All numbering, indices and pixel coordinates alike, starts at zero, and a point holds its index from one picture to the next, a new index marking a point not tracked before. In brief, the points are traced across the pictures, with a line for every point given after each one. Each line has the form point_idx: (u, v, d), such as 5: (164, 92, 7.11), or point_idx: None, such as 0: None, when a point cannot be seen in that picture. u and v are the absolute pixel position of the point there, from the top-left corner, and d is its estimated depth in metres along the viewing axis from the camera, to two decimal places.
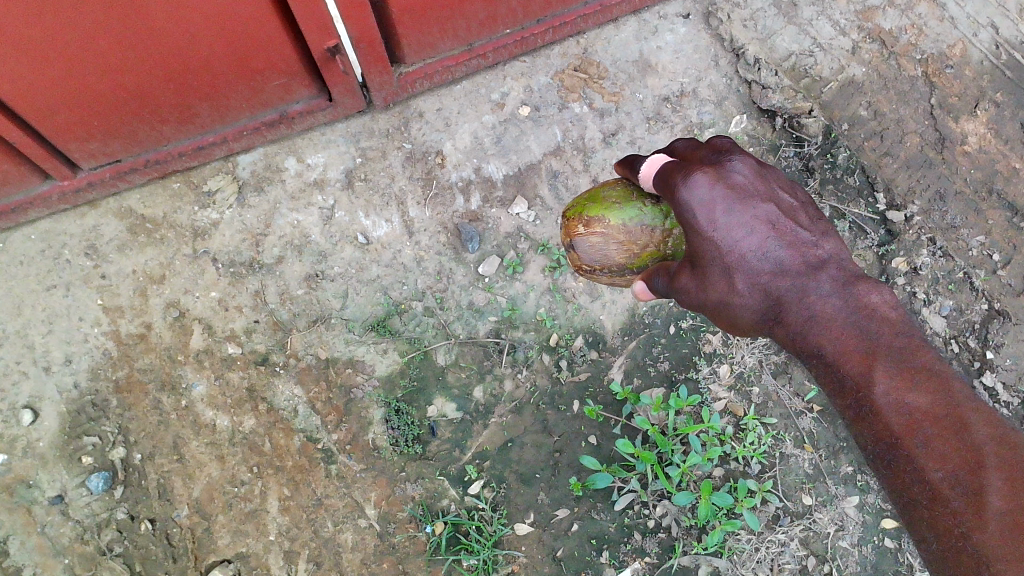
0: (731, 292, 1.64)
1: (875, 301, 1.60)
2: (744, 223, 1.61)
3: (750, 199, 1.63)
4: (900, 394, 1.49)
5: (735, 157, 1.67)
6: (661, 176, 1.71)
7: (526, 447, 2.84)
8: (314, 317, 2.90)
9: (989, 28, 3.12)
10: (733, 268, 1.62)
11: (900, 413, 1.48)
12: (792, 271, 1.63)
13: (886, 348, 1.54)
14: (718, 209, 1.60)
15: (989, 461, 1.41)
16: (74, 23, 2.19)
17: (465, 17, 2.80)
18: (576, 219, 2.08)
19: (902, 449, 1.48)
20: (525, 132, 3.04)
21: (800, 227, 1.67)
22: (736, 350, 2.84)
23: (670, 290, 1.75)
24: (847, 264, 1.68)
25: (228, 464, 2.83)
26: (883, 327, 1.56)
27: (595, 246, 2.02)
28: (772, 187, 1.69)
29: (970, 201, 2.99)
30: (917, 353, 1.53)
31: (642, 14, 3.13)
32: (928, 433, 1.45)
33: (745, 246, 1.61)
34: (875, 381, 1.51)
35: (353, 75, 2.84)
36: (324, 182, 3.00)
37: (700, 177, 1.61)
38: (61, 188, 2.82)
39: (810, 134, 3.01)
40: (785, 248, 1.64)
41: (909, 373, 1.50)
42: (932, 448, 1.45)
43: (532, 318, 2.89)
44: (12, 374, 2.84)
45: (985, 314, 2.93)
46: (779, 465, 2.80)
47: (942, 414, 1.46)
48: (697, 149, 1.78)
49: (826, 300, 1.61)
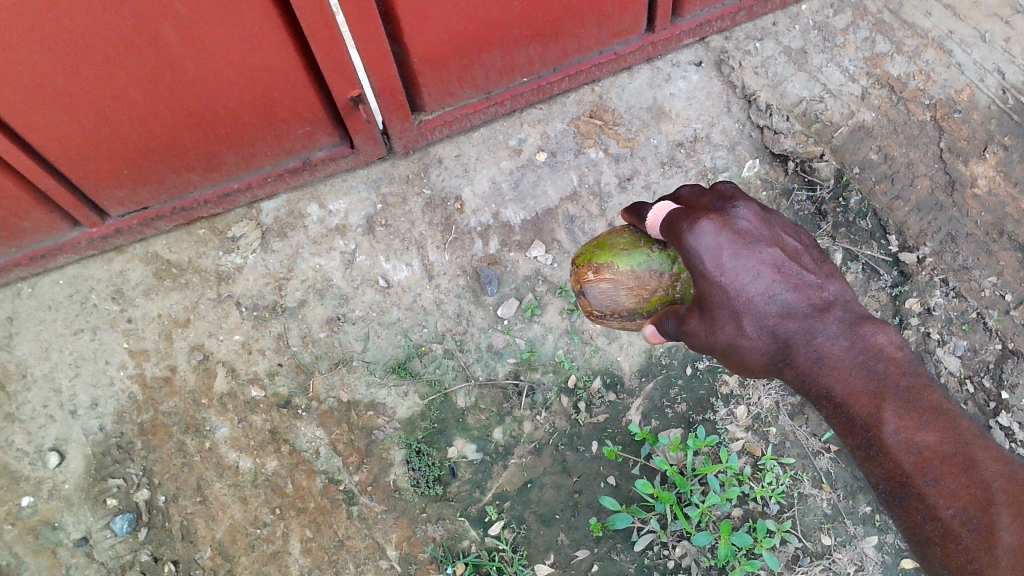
0: (741, 335, 1.67)
1: (882, 341, 1.60)
2: (751, 267, 1.64)
3: (756, 243, 1.66)
4: (910, 433, 1.46)
5: (740, 203, 1.72)
6: (669, 223, 1.76)
7: (546, 487, 2.83)
8: (336, 360, 2.94)
9: (995, 74, 3.21)
10: (741, 312, 1.65)
11: (910, 452, 1.45)
12: (799, 313, 1.65)
13: (895, 388, 1.51)
14: (724, 253, 1.64)
15: (998, 497, 1.37)
16: (106, 74, 2.29)
17: (484, 66, 2.91)
18: (586, 266, 2.15)
19: (913, 488, 1.45)
20: (542, 179, 3.11)
21: (805, 270, 1.69)
22: (752, 391, 2.87)
23: (681, 334, 1.79)
24: (853, 305, 1.70)
25: (251, 506, 2.84)
26: (890, 366, 1.55)
27: (606, 292, 2.09)
28: (777, 231, 1.72)
29: (981, 242, 2.99)
30: (925, 391, 1.50)
31: (656, 62, 3.27)
32: (938, 471, 1.42)
33: (753, 289, 1.64)
34: (884, 421, 1.48)
35: (374, 123, 2.93)
36: (345, 227, 3.08)
37: (706, 225, 1.66)
38: (90, 235, 2.94)
39: (822, 177, 3.05)
40: (792, 290, 1.66)
41: (918, 412, 1.47)
42: (943, 486, 1.42)
43: (550, 359, 2.93)
44: (40, 418, 2.90)
45: (999, 354, 2.87)
46: (798, 505, 2.78)
47: (952, 452, 1.43)
48: (702, 196, 1.83)
49: (833, 341, 1.62)
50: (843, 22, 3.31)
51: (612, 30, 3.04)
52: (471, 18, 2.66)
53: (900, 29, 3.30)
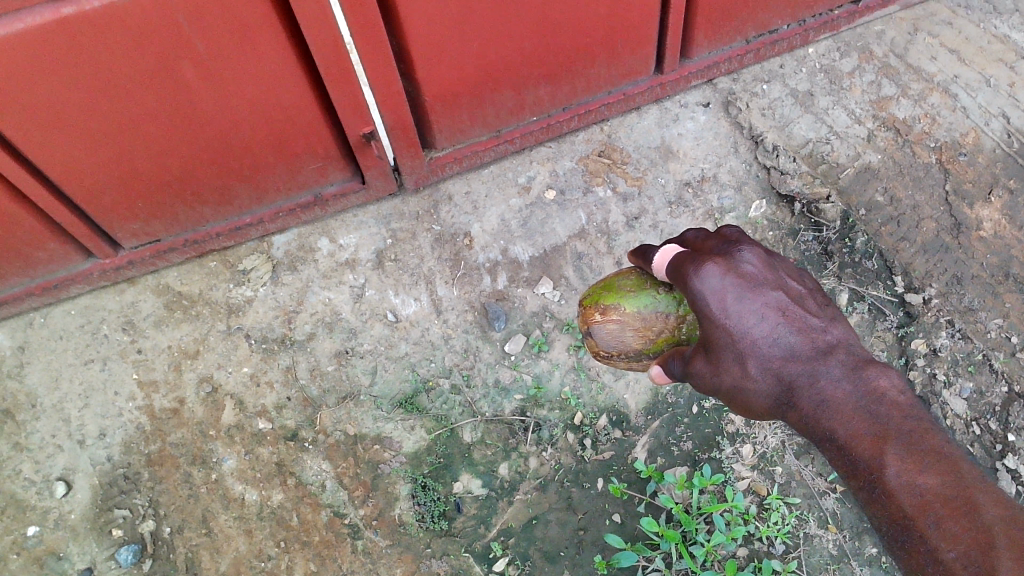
0: (745, 377, 1.68)
1: (885, 384, 1.61)
2: (755, 310, 1.66)
3: (760, 287, 1.69)
4: (912, 476, 1.47)
5: (744, 247, 1.75)
6: (675, 266, 1.79)
7: (551, 524, 2.81)
8: (343, 394, 2.96)
9: (1000, 118, 3.25)
10: (745, 354, 1.67)
11: (912, 495, 1.46)
12: (804, 356, 1.67)
13: (897, 431, 1.53)
14: (729, 297, 1.66)
15: (999, 540, 1.35)
16: (125, 108, 2.34)
17: (494, 105, 2.96)
18: (593, 307, 2.17)
19: (915, 531, 1.44)
20: (550, 216, 3.14)
21: (809, 313, 1.71)
22: (758, 430, 2.87)
23: (687, 375, 1.80)
24: (857, 349, 1.71)
25: (255, 539, 2.83)
26: (892, 410, 1.57)
27: (613, 333, 2.11)
28: (781, 275, 1.75)
29: (987, 284, 2.99)
30: (927, 435, 1.52)
31: (664, 103, 3.32)
32: (939, 513, 1.42)
33: (757, 332, 1.66)
34: (886, 463, 1.50)
35: (385, 159, 2.97)
36: (355, 262, 3.11)
37: (712, 267, 1.69)
38: (103, 266, 2.98)
39: (828, 219, 3.08)
40: (796, 333, 1.68)
41: (920, 455, 1.49)
42: (944, 528, 1.41)
43: (557, 396, 2.94)
44: (48, 447, 2.92)
45: (1005, 396, 2.85)
46: (804, 546, 2.75)
47: (953, 495, 1.43)
48: (707, 239, 1.85)
49: (837, 385, 1.63)
50: (849, 65, 3.38)
51: (621, 71, 3.09)
52: (483, 58, 2.71)
53: (906, 73, 3.36)
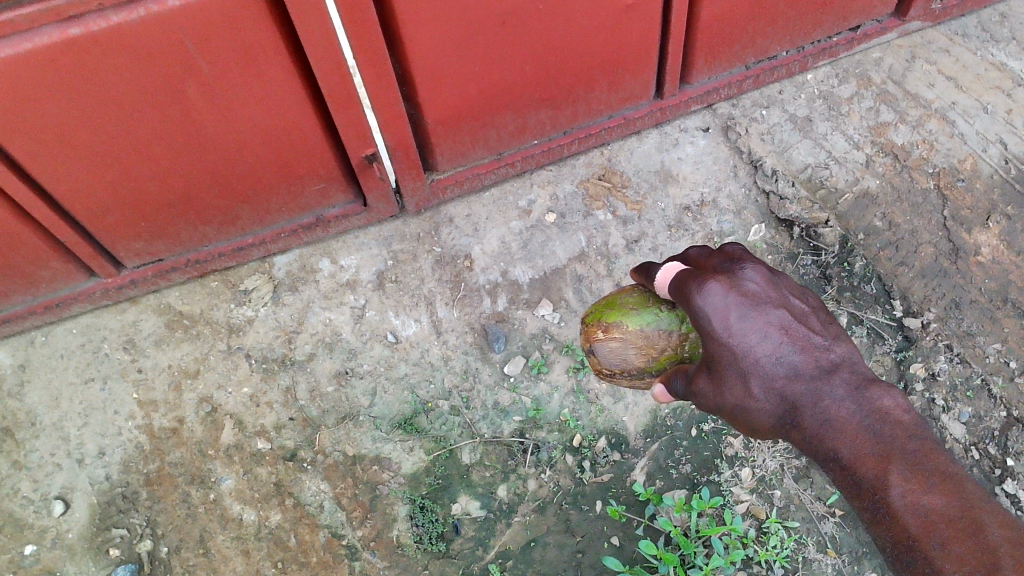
0: (748, 397, 1.67)
1: (888, 404, 1.61)
2: (758, 328, 1.66)
3: (763, 305, 1.69)
4: (917, 496, 1.48)
5: (747, 265, 1.75)
6: (678, 284, 1.80)
7: (549, 547, 2.81)
8: (342, 414, 2.96)
9: (998, 144, 3.28)
10: (748, 373, 1.66)
11: (917, 516, 1.47)
12: (807, 375, 1.66)
13: (901, 451, 1.54)
14: (731, 315, 1.67)
15: (1004, 563, 1.36)
16: (131, 129, 2.36)
17: (496, 128, 2.98)
18: (595, 324, 2.18)
19: (920, 552, 1.46)
20: (550, 239, 3.16)
21: (814, 331, 1.71)
22: (757, 453, 2.87)
23: (691, 394, 1.81)
24: (862, 368, 1.69)
25: (253, 559, 2.82)
26: (896, 429, 1.57)
27: (615, 351, 2.12)
28: (785, 293, 1.75)
29: (985, 309, 2.99)
30: (931, 454, 1.53)
31: (664, 128, 3.35)
32: (944, 535, 1.44)
33: (760, 351, 1.66)
34: (891, 483, 1.50)
35: (388, 181, 2.99)
36: (356, 283, 3.13)
37: (714, 286, 1.69)
38: (105, 285, 3.00)
39: (827, 243, 3.09)
40: (800, 352, 1.67)
41: (924, 475, 1.50)
42: (950, 550, 1.43)
43: (556, 418, 2.94)
44: (47, 466, 2.92)
45: (1004, 421, 2.85)
46: (803, 570, 2.74)
47: (957, 516, 1.45)
48: (711, 256, 1.86)
49: (841, 404, 1.62)
50: (848, 91, 3.41)
51: (621, 95, 3.12)
52: (484, 82, 2.74)
53: (904, 99, 3.39)
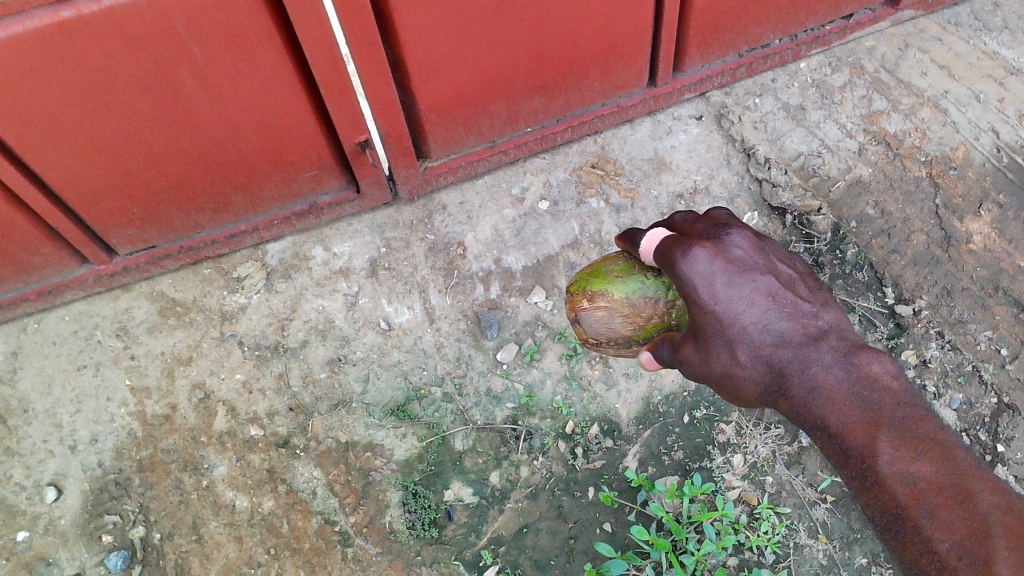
0: (734, 363, 1.70)
1: (877, 371, 1.63)
2: (744, 295, 1.68)
3: (749, 271, 1.71)
4: (905, 464, 1.48)
5: (733, 232, 1.77)
6: (663, 250, 1.82)
7: (542, 533, 2.81)
8: (335, 401, 2.96)
9: (990, 133, 3.28)
10: (735, 340, 1.69)
11: (906, 483, 1.47)
12: (793, 342, 1.69)
13: (890, 419, 1.55)
14: (717, 282, 1.69)
15: (994, 530, 1.36)
16: (123, 114, 2.36)
17: (489, 116, 2.98)
18: (581, 294, 2.19)
19: (909, 520, 1.45)
20: (543, 227, 3.16)
21: (800, 298, 1.74)
22: (749, 440, 2.88)
23: (676, 361, 1.82)
24: (848, 335, 1.73)
25: (246, 545, 2.82)
26: (885, 398, 1.58)
27: (599, 320, 2.13)
28: (771, 260, 1.77)
29: (977, 297, 3.00)
30: (920, 423, 1.53)
31: (657, 115, 3.35)
32: (933, 502, 1.43)
33: (747, 318, 1.68)
34: (880, 451, 1.51)
35: (380, 168, 2.99)
36: (349, 270, 3.13)
37: (700, 252, 1.71)
38: (98, 272, 3.00)
39: (819, 230, 3.09)
40: (786, 319, 1.70)
41: (913, 442, 1.50)
42: (939, 518, 1.42)
43: (548, 404, 2.95)
44: (39, 452, 2.91)
45: (994, 407, 2.86)
46: (794, 556, 2.75)
47: (947, 483, 1.44)
48: (696, 222, 1.88)
49: (828, 370, 1.64)
50: (842, 80, 3.41)
51: (615, 83, 3.12)
52: (478, 69, 2.74)
53: (897, 88, 3.39)
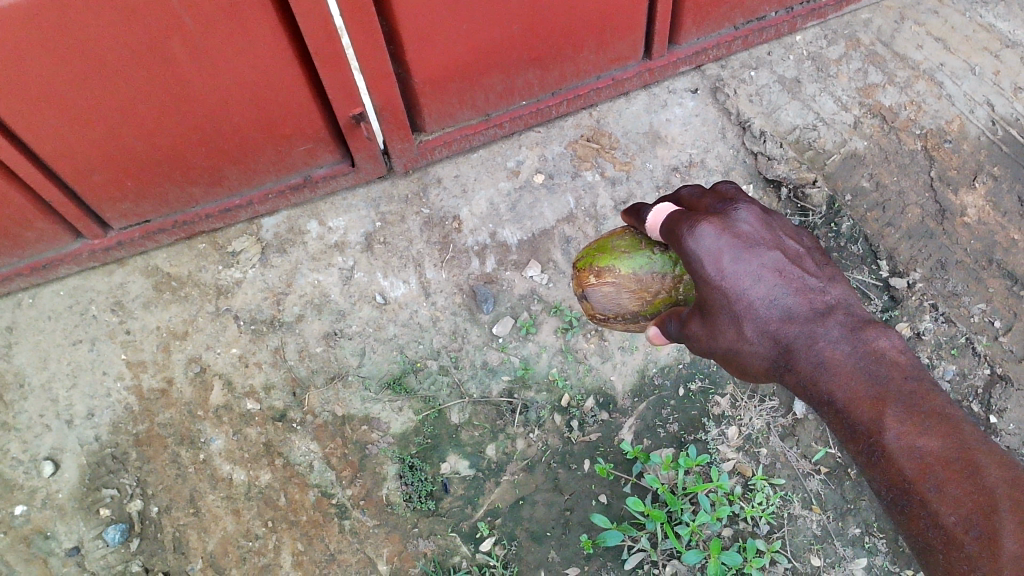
0: (740, 339, 1.73)
1: (884, 345, 1.64)
2: (751, 271, 1.71)
3: (756, 248, 1.73)
4: (912, 438, 1.50)
5: (740, 207, 1.80)
6: (670, 224, 1.83)
7: (537, 505, 2.83)
8: (331, 374, 2.97)
9: (985, 106, 3.28)
10: (741, 316, 1.72)
11: (913, 457, 1.49)
12: (800, 317, 1.71)
13: (896, 393, 1.56)
14: (724, 258, 1.71)
15: (1002, 504, 1.40)
16: (115, 86, 2.34)
17: (483, 89, 2.97)
18: (588, 269, 2.20)
19: (915, 494, 1.48)
20: (539, 200, 3.16)
21: (807, 273, 1.77)
22: (744, 412, 2.89)
23: (683, 336, 1.85)
24: (856, 309, 1.75)
25: (243, 518, 2.83)
26: (892, 372, 1.59)
27: (605, 296, 2.14)
28: (778, 235, 1.80)
29: (970, 269, 3.01)
30: (928, 396, 1.55)
31: (653, 89, 3.34)
32: (940, 477, 1.46)
33: (754, 293, 1.71)
34: (886, 425, 1.53)
35: (375, 141, 2.97)
36: (345, 244, 3.12)
37: (706, 228, 1.72)
38: (92, 247, 2.99)
39: (814, 204, 3.08)
40: (793, 295, 1.73)
41: (920, 417, 1.52)
42: (946, 492, 1.45)
43: (544, 378, 2.96)
44: (36, 427, 2.92)
45: (987, 379, 2.88)
46: (788, 526, 2.76)
47: (954, 458, 1.46)
48: (703, 197, 1.91)
49: (835, 346, 1.66)
50: (837, 52, 3.40)
51: (610, 56, 3.11)
52: (471, 42, 2.72)
53: (893, 61, 3.39)
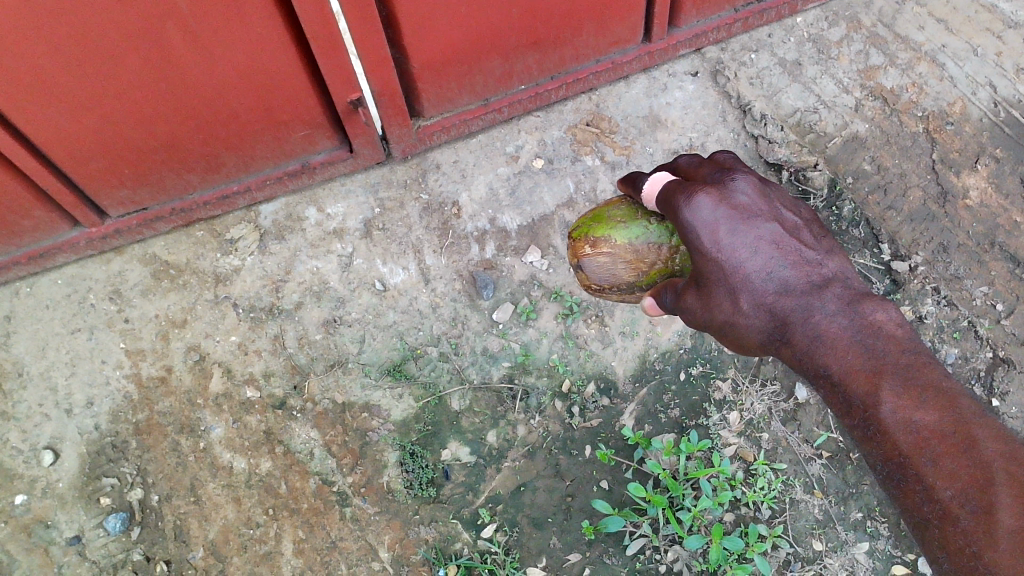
0: (737, 312, 1.73)
1: (882, 318, 1.67)
2: (748, 244, 1.70)
3: (754, 220, 1.72)
4: (908, 412, 1.54)
5: (738, 177, 1.78)
6: (666, 194, 1.81)
7: (539, 491, 2.83)
8: (331, 362, 2.96)
9: (987, 87, 3.25)
10: (738, 289, 1.71)
11: (909, 432, 1.53)
12: (798, 291, 1.71)
13: (892, 366, 1.60)
14: (721, 230, 1.69)
15: (997, 478, 1.43)
16: (111, 72, 2.32)
17: (482, 73, 2.95)
18: (582, 239, 2.16)
19: (911, 468, 1.52)
20: (538, 185, 3.14)
21: (804, 246, 1.76)
22: (746, 397, 2.88)
23: (677, 308, 1.84)
24: (852, 283, 1.76)
25: (244, 506, 2.83)
26: (889, 345, 1.63)
27: (599, 266, 2.12)
28: (776, 206, 1.79)
29: (973, 253, 3.00)
30: (924, 369, 1.58)
31: (652, 72, 3.31)
32: (936, 451, 1.50)
33: (751, 266, 1.70)
34: (882, 400, 1.56)
35: (373, 127, 2.95)
36: (343, 231, 3.11)
37: (704, 199, 1.71)
38: (89, 235, 2.97)
39: (815, 186, 3.07)
40: (790, 268, 1.73)
41: (915, 391, 1.55)
42: (941, 465, 1.49)
43: (545, 363, 2.95)
44: (35, 416, 2.91)
45: (989, 362, 2.87)
46: (790, 511, 2.76)
47: (949, 432, 1.50)
48: (701, 166, 1.89)
49: (832, 319, 1.68)
50: (838, 34, 3.37)
51: (610, 39, 3.08)
52: (470, 26, 2.70)
53: (894, 42, 3.35)
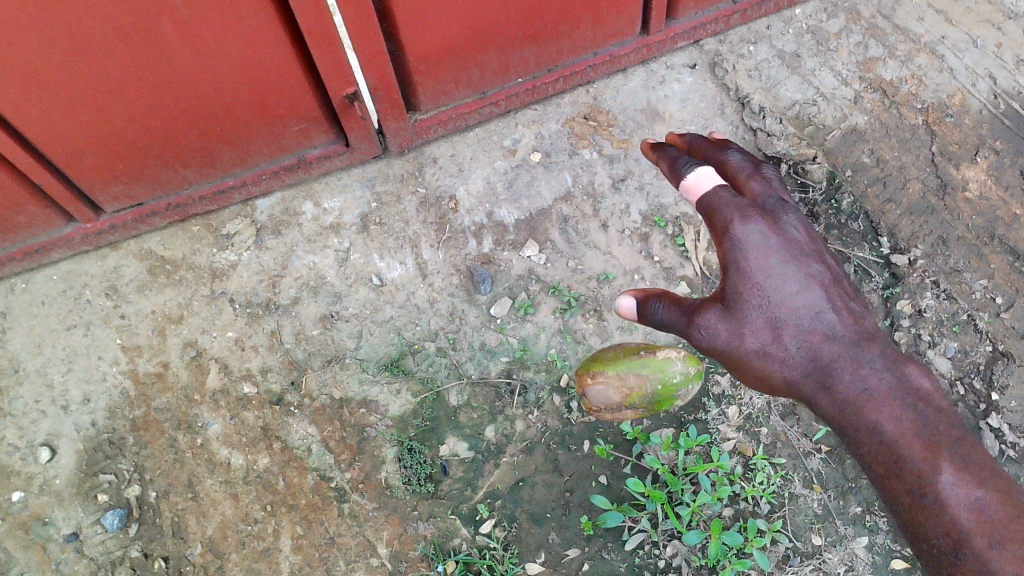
0: (776, 344, 1.66)
1: (928, 383, 1.56)
2: (797, 278, 1.68)
3: (805, 257, 1.71)
4: (970, 489, 1.38)
5: (790, 212, 1.78)
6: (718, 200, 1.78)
7: (537, 486, 2.82)
8: (328, 357, 2.95)
9: (987, 79, 3.24)
10: (780, 320, 1.66)
11: (973, 512, 1.36)
12: (843, 339, 1.63)
13: (948, 436, 1.45)
14: (774, 254, 1.69)
15: None
16: (104, 68, 2.30)
17: (479, 66, 2.93)
18: None
19: (971, 549, 1.34)
20: (536, 178, 3.13)
21: (848, 297, 1.72)
22: (744, 391, 2.86)
23: (690, 325, 1.74)
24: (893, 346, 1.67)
25: (242, 502, 2.82)
26: (940, 410, 1.50)
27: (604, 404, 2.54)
28: (821, 251, 1.78)
29: (972, 245, 2.98)
30: (980, 450, 1.44)
31: (650, 65, 3.29)
32: (1002, 534, 1.34)
33: (796, 299, 1.67)
34: (942, 469, 1.40)
35: (370, 121, 2.93)
36: (340, 226, 3.09)
37: (759, 224, 1.72)
38: (85, 230, 2.95)
39: (814, 179, 3.06)
40: (836, 313, 1.67)
41: (975, 469, 1.40)
42: (1006, 551, 1.33)
43: (543, 358, 2.94)
44: (32, 412, 2.90)
45: (989, 355, 2.85)
46: (789, 505, 2.75)
47: (1014, 517, 1.36)
48: (750, 178, 1.86)
49: (879, 375, 1.57)
50: (837, 26, 3.35)
51: (607, 32, 3.06)
52: (466, 19, 2.68)
53: (893, 34, 3.33)
